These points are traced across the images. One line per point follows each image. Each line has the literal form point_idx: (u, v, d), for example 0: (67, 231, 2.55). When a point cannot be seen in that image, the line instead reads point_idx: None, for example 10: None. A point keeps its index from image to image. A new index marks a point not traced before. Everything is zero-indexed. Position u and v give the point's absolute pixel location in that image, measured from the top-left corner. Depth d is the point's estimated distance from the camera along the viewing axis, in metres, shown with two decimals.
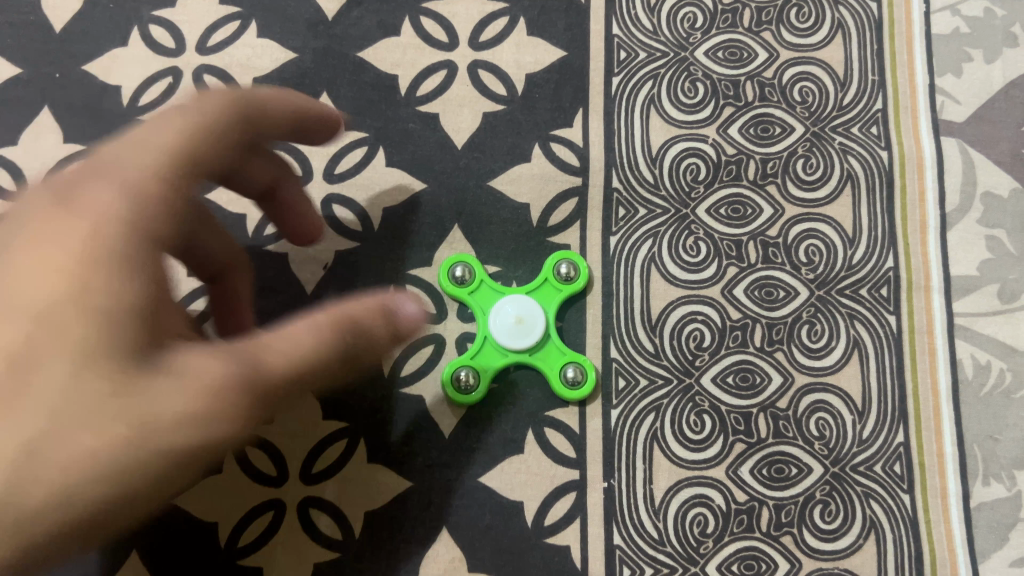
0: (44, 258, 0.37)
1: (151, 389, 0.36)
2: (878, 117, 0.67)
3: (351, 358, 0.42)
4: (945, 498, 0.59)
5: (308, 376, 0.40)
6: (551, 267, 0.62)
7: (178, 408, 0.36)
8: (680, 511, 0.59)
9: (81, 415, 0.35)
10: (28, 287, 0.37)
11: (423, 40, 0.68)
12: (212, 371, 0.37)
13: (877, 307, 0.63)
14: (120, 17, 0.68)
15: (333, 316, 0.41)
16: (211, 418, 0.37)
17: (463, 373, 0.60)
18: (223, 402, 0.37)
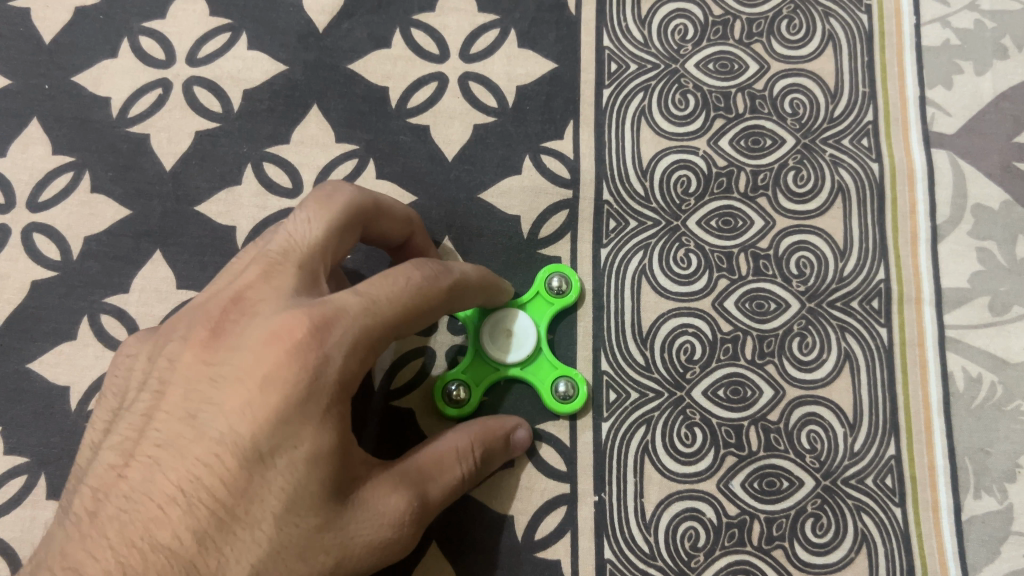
0: (292, 427, 0.41)
1: (354, 530, 0.43)
2: (869, 129, 0.67)
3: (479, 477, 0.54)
4: (936, 511, 0.59)
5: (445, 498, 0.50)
6: (544, 281, 0.62)
7: (380, 558, 0.45)
8: (671, 524, 0.58)
9: (300, 559, 0.41)
10: (279, 476, 0.40)
11: (414, 52, 0.68)
12: (383, 550, 0.45)
13: (868, 320, 0.63)
14: (110, 28, 0.68)
15: (473, 448, 0.52)
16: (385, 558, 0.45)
17: (453, 387, 0.60)
18: (395, 548, 0.45)
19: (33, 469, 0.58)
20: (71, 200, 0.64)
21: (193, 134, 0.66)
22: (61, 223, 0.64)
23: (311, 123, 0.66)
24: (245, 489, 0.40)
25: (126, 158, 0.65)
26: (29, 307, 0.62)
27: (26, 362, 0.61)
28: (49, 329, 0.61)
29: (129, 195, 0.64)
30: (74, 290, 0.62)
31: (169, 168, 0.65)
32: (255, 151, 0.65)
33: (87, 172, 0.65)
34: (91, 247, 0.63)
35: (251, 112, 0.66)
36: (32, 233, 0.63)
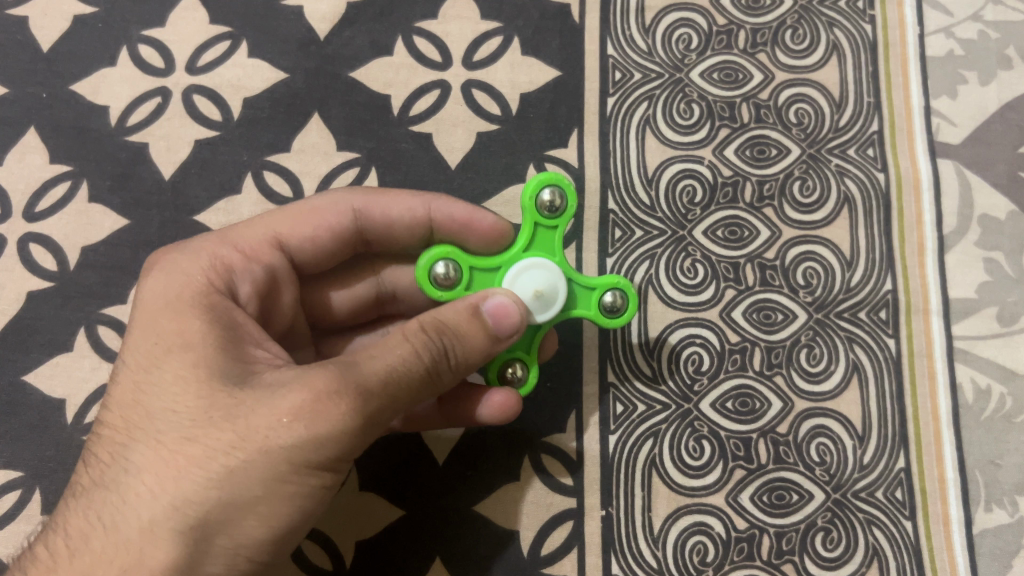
0: (175, 322, 0.43)
1: (241, 413, 0.40)
2: (874, 139, 0.66)
3: (442, 362, 0.43)
4: (947, 524, 0.58)
5: (391, 379, 0.41)
6: (534, 215, 0.49)
7: (287, 440, 0.39)
8: (679, 539, 0.58)
9: (187, 440, 0.40)
10: (166, 371, 0.42)
11: (416, 60, 0.67)
12: (282, 432, 0.39)
13: (876, 331, 0.62)
14: (108, 36, 0.68)
15: (421, 325, 0.43)
16: (302, 452, 0.39)
17: (510, 370, 0.51)
18: (301, 431, 0.39)
19: (27, 483, 0.57)
20: (68, 210, 0.63)
21: (192, 142, 0.65)
22: (58, 233, 0.63)
23: (312, 131, 0.65)
24: (136, 397, 0.42)
25: (125, 167, 0.64)
26: (25, 318, 0.61)
27: (22, 374, 0.60)
28: (44, 340, 0.60)
29: (127, 204, 0.63)
30: (71, 300, 0.61)
31: (168, 177, 0.64)
32: (256, 159, 0.64)
33: (85, 181, 0.64)
34: (88, 258, 0.62)
35: (251, 120, 0.65)
36: (28, 243, 0.62)
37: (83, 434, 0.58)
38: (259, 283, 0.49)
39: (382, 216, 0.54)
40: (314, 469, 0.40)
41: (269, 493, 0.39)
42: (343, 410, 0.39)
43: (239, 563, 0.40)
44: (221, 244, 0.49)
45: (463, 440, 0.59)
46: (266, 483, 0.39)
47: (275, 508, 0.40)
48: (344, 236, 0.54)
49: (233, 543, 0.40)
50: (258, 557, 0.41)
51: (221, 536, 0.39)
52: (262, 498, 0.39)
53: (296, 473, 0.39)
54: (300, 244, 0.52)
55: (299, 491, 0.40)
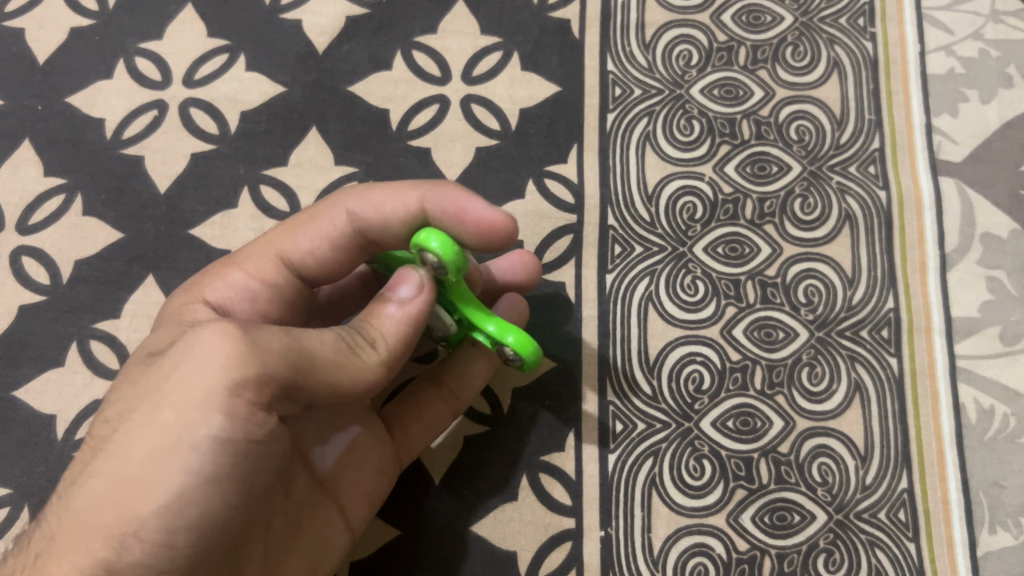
0: (157, 338, 0.47)
1: (143, 390, 0.41)
2: (876, 156, 0.66)
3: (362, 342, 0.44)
4: (951, 546, 0.57)
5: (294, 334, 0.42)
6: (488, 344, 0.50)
7: (186, 386, 0.39)
8: (679, 561, 0.57)
9: (107, 424, 0.41)
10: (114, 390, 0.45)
11: (415, 74, 0.67)
12: (168, 384, 0.40)
13: (878, 350, 0.61)
14: (105, 49, 0.67)
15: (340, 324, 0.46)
16: (183, 394, 0.39)
17: None
18: (183, 373, 0.40)
19: (15, 501, 0.56)
20: (61, 223, 0.62)
21: (188, 156, 0.64)
22: (50, 246, 0.62)
23: (310, 145, 0.64)
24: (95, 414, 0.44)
25: (120, 180, 0.64)
26: (16, 332, 0.60)
27: (12, 390, 0.59)
28: (35, 355, 0.59)
29: (121, 218, 0.63)
30: (64, 315, 0.60)
31: (164, 190, 0.63)
32: (252, 173, 0.64)
33: (79, 194, 0.63)
34: (81, 271, 0.61)
35: (248, 134, 0.65)
36: (21, 256, 0.62)
37: (74, 451, 0.57)
38: (262, 304, 0.50)
39: (375, 212, 0.50)
40: (196, 411, 0.39)
41: (156, 447, 0.38)
42: (240, 345, 0.40)
43: (134, 547, 0.37)
44: (229, 267, 0.50)
45: (460, 459, 0.58)
46: (167, 439, 0.38)
47: (161, 467, 0.38)
48: (348, 245, 0.51)
49: (128, 517, 0.37)
50: (151, 535, 0.37)
51: (110, 508, 0.38)
52: (151, 457, 0.38)
53: (193, 421, 0.39)
54: (299, 254, 0.51)
55: (201, 449, 0.39)
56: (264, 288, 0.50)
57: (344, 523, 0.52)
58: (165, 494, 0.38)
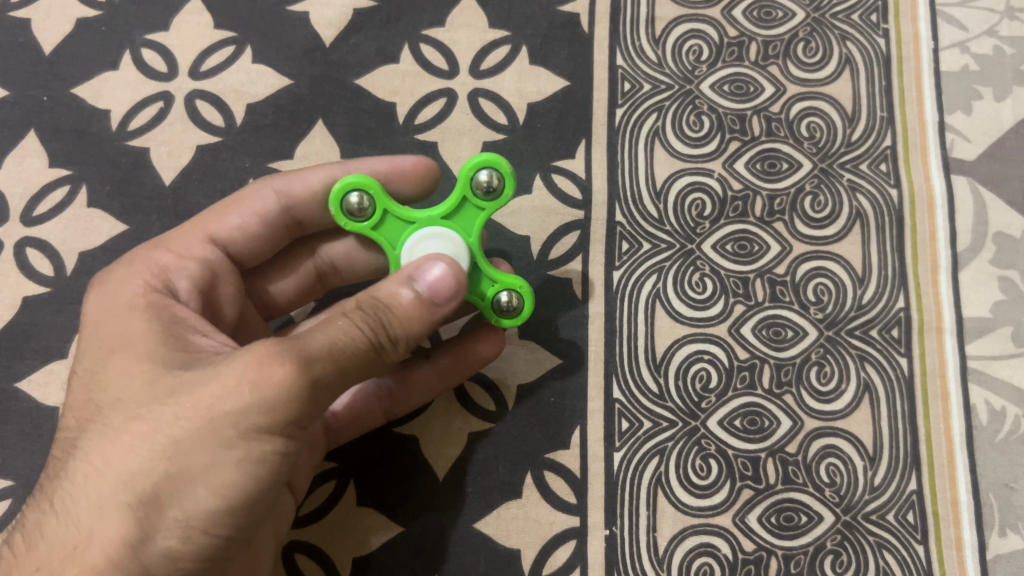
0: (119, 322, 0.45)
1: (186, 388, 0.40)
2: (887, 154, 0.65)
3: (388, 335, 0.43)
4: (961, 549, 0.57)
5: (335, 359, 0.41)
6: (489, 293, 0.51)
7: (231, 406, 0.39)
8: (685, 561, 0.56)
9: (135, 423, 0.41)
10: (116, 366, 0.43)
11: (422, 67, 0.66)
12: (229, 399, 0.39)
13: (888, 350, 0.61)
14: (112, 39, 0.67)
15: (368, 307, 0.43)
16: (245, 417, 0.39)
17: (485, 175, 0.48)
18: (245, 396, 0.39)
19: (18, 493, 0.56)
20: (66, 214, 0.62)
21: (194, 147, 0.64)
22: (55, 237, 0.62)
23: (316, 138, 0.64)
24: (90, 385, 0.44)
25: (125, 171, 0.63)
26: (19, 324, 0.60)
27: (15, 382, 0.58)
28: (39, 347, 0.59)
29: (126, 210, 0.62)
30: (68, 306, 0.60)
31: (168, 182, 0.63)
32: (258, 166, 0.63)
33: (84, 185, 0.63)
34: (85, 263, 0.61)
35: (254, 126, 0.64)
36: (25, 247, 0.61)
37: None
38: (196, 280, 0.51)
39: (302, 187, 0.54)
40: (263, 436, 0.40)
41: (217, 462, 0.40)
42: (284, 374, 0.39)
43: (195, 536, 0.40)
44: (154, 250, 0.51)
45: (464, 455, 0.58)
46: (215, 450, 0.39)
47: (224, 478, 0.40)
48: (274, 223, 0.54)
49: (184, 514, 0.40)
50: (219, 530, 0.41)
51: (173, 507, 0.40)
52: (213, 471, 0.40)
53: (242, 437, 0.40)
54: (231, 234, 0.53)
55: (249, 457, 0.40)
56: (195, 265, 0.51)
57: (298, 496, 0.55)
58: (228, 499, 0.40)
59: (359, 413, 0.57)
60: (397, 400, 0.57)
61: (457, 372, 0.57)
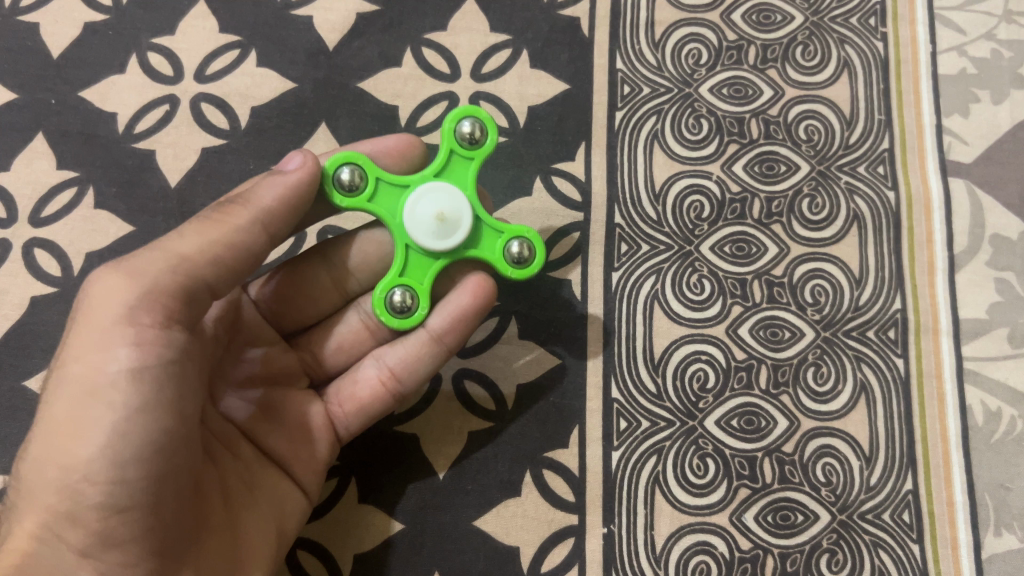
0: None
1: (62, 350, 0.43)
2: (885, 156, 0.66)
3: (231, 205, 0.47)
4: (956, 548, 0.57)
5: (169, 245, 0.44)
6: (501, 242, 0.53)
7: (79, 340, 0.42)
8: (682, 559, 0.57)
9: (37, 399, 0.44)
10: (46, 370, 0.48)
11: (425, 71, 0.67)
12: (79, 337, 0.42)
13: (884, 351, 0.61)
14: (119, 43, 0.68)
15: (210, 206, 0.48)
16: (87, 342, 0.41)
17: (468, 124, 0.52)
18: (88, 329, 0.42)
19: None
20: (74, 215, 0.63)
21: (199, 150, 0.65)
22: (63, 238, 0.63)
23: (319, 141, 0.65)
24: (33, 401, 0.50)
25: (131, 174, 0.64)
26: (27, 323, 0.61)
27: (23, 380, 0.59)
28: (46, 346, 0.60)
29: (132, 211, 0.63)
30: (75, 306, 0.61)
31: (174, 184, 0.64)
32: (262, 168, 0.64)
33: (91, 187, 0.64)
34: (92, 264, 0.62)
35: (258, 129, 0.65)
36: (33, 248, 0.62)
37: None
38: None
39: None
40: (102, 353, 0.41)
41: (79, 399, 0.41)
42: (96, 301, 0.42)
43: (87, 481, 0.40)
44: None
45: (464, 454, 0.58)
46: (83, 388, 0.41)
47: (86, 413, 0.40)
48: None
49: (69, 465, 0.40)
50: (96, 474, 0.40)
51: (60, 465, 0.40)
52: (78, 408, 0.40)
53: (91, 361, 0.41)
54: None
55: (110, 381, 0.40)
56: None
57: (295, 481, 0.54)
58: (100, 435, 0.40)
59: (365, 402, 0.56)
60: (400, 377, 0.55)
61: (454, 330, 0.54)
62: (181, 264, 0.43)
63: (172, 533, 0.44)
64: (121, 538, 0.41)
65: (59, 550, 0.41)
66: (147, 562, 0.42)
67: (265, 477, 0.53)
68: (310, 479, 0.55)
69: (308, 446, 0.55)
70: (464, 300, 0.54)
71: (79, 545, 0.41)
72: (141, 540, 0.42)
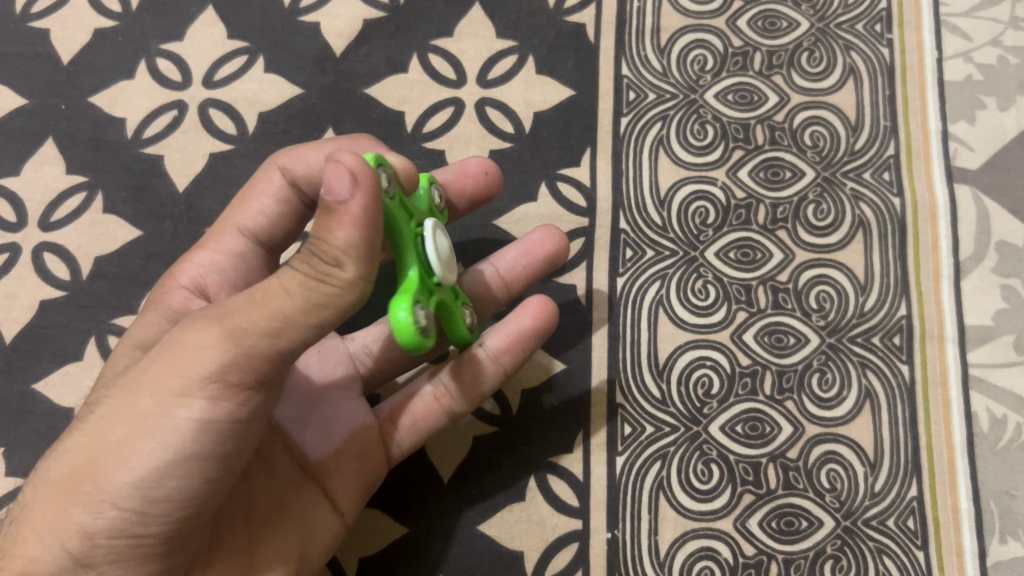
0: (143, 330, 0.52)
1: (155, 350, 0.41)
2: (890, 163, 0.66)
3: (325, 264, 0.37)
4: (961, 555, 0.57)
5: (266, 300, 0.38)
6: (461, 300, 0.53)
7: (163, 370, 0.40)
8: (685, 565, 0.57)
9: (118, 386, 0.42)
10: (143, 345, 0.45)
11: (431, 77, 0.67)
12: (162, 364, 0.40)
13: (889, 357, 0.61)
14: (128, 49, 0.69)
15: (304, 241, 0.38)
16: (166, 376, 0.40)
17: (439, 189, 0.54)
18: (174, 361, 0.39)
19: None
20: (83, 220, 0.64)
21: (207, 155, 0.65)
22: (71, 242, 0.63)
23: None
24: (120, 371, 0.48)
25: (140, 178, 0.65)
26: (36, 326, 0.61)
27: (32, 382, 0.60)
28: (55, 349, 0.60)
29: (141, 215, 0.64)
30: (83, 309, 0.61)
31: (182, 189, 0.64)
32: None
33: (100, 191, 0.64)
34: (101, 268, 0.62)
35: (266, 134, 0.66)
36: (43, 252, 0.63)
37: None
38: (228, 271, 0.55)
39: (303, 164, 0.54)
40: (173, 400, 0.39)
41: (134, 431, 0.39)
42: (195, 340, 0.39)
43: (106, 511, 0.40)
44: (195, 251, 0.56)
45: (468, 458, 0.59)
46: (141, 418, 0.39)
47: (138, 446, 0.39)
48: (292, 201, 0.55)
49: (98, 489, 0.39)
50: (125, 503, 0.39)
51: (92, 482, 0.40)
52: (128, 438, 0.39)
53: (159, 404, 0.39)
54: (256, 221, 0.56)
55: (166, 427, 0.39)
56: (227, 259, 0.55)
57: (333, 510, 0.53)
58: (140, 469, 0.39)
59: (420, 418, 0.55)
60: (455, 394, 0.55)
61: (512, 349, 0.55)
62: (283, 330, 0.38)
63: (180, 561, 0.43)
64: (123, 558, 0.41)
65: (60, 558, 0.40)
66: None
67: (302, 501, 0.51)
68: (346, 500, 0.53)
69: (359, 470, 0.54)
70: (527, 322, 0.55)
71: (79, 556, 0.40)
72: (147, 564, 0.42)
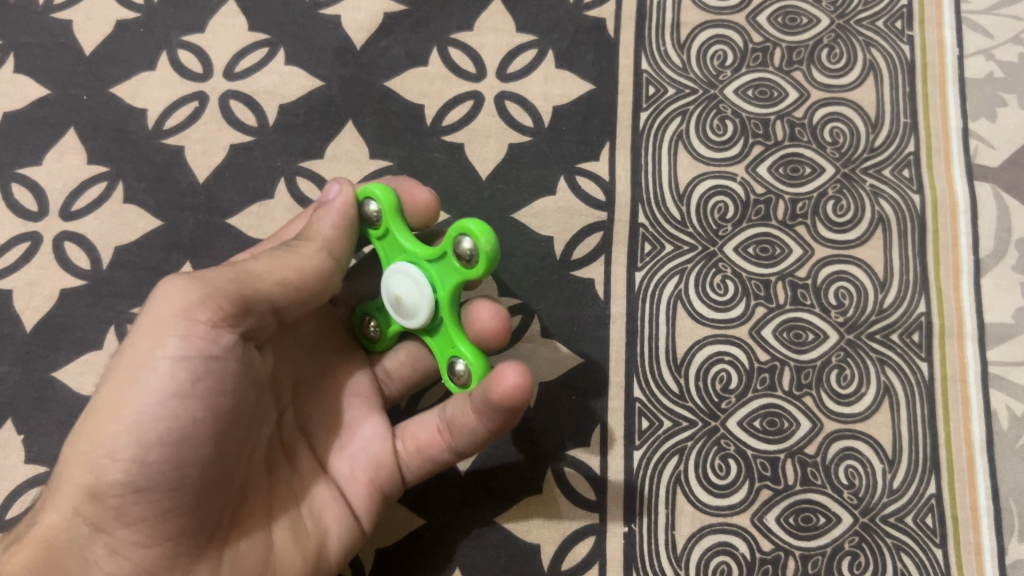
0: None
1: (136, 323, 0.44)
2: (910, 159, 0.66)
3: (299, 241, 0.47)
4: (979, 553, 0.57)
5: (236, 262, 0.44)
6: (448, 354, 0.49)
7: (142, 321, 0.41)
8: (702, 560, 0.57)
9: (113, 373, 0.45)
10: None
11: (451, 70, 0.68)
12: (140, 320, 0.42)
13: (908, 354, 0.61)
14: (150, 41, 0.69)
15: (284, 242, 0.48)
16: (145, 324, 0.41)
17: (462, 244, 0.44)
18: (149, 310, 0.41)
19: (52, 478, 0.57)
20: (103, 210, 0.64)
21: (227, 146, 0.65)
22: (92, 232, 0.63)
23: (346, 139, 0.66)
24: None
25: (160, 169, 0.65)
26: (56, 315, 0.61)
27: (51, 371, 0.60)
28: (74, 338, 0.61)
29: (161, 206, 0.64)
30: (103, 298, 0.62)
31: (202, 180, 0.65)
32: (289, 165, 0.65)
33: (121, 182, 0.65)
34: (121, 258, 0.63)
35: (286, 126, 0.66)
36: (63, 241, 0.63)
37: None
38: None
39: None
40: (153, 342, 0.40)
41: (119, 382, 0.40)
42: (169, 286, 0.41)
43: (110, 467, 0.40)
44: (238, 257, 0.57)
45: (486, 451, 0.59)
46: (125, 369, 0.41)
47: (125, 395, 0.40)
48: None
49: (96, 447, 0.40)
50: (122, 454, 0.40)
51: (89, 443, 0.40)
52: (118, 391, 0.40)
53: (140, 351, 0.40)
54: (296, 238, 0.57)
55: (152, 372, 0.40)
56: None
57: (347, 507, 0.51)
58: (134, 419, 0.40)
59: (423, 447, 0.52)
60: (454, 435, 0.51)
61: (488, 412, 0.47)
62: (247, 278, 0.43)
63: (194, 521, 0.43)
64: (134, 517, 0.41)
65: (75, 525, 0.41)
66: (162, 546, 0.42)
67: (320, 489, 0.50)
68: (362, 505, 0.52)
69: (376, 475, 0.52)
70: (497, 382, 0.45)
71: (92, 520, 0.41)
72: (160, 519, 0.41)
